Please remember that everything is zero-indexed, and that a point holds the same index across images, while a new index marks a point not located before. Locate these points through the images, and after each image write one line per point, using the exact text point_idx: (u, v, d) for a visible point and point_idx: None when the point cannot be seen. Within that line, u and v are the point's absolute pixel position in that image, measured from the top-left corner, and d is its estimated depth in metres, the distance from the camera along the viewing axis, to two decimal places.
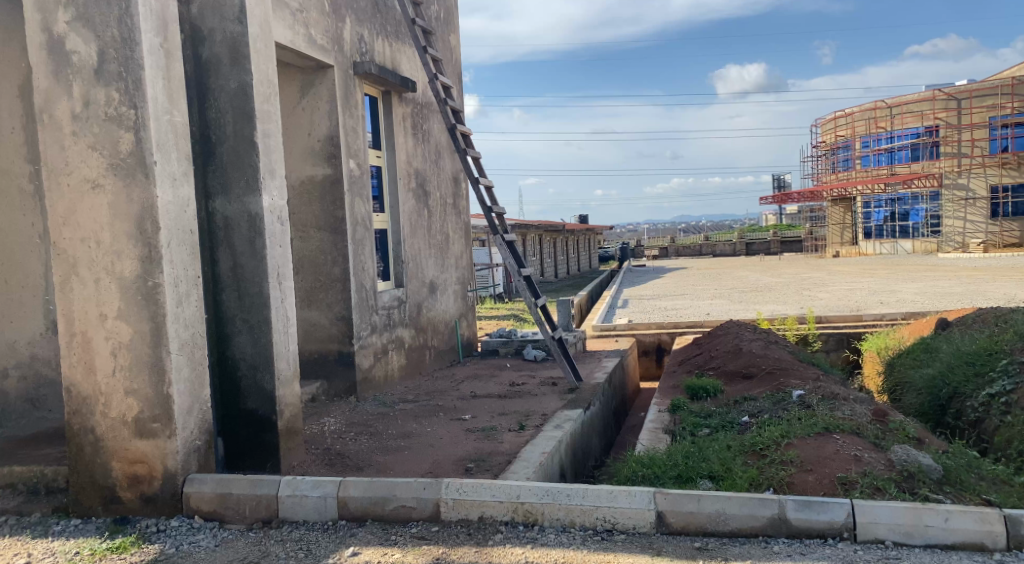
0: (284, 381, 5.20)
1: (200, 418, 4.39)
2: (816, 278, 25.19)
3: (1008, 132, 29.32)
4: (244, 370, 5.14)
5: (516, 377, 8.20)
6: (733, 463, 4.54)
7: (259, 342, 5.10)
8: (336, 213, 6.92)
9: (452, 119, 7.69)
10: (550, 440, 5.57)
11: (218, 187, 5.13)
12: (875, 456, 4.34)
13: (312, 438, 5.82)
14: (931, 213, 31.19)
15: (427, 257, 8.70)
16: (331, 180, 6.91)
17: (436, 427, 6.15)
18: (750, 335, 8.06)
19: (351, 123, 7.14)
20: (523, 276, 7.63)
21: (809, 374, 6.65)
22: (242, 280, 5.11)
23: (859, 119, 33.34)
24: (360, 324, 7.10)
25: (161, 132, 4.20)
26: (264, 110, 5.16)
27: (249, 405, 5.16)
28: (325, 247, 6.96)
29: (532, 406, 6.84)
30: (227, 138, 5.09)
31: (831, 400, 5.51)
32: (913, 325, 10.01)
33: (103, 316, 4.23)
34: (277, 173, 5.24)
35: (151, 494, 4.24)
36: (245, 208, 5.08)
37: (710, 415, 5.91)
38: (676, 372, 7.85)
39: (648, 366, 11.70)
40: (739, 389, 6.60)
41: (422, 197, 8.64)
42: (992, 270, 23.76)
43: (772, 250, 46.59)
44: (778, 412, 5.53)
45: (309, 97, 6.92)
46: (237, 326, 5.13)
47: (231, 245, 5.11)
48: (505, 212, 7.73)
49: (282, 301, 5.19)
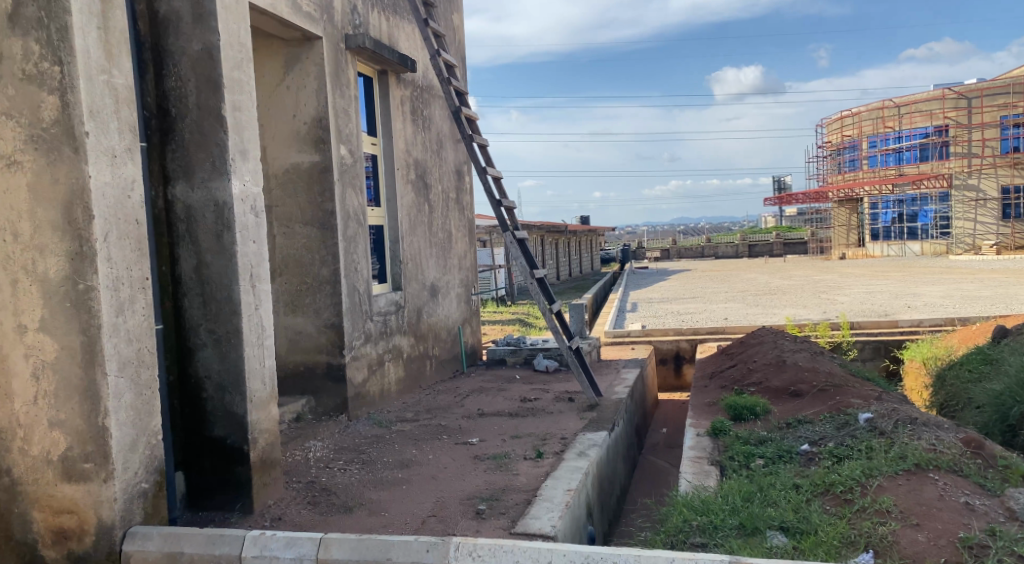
0: (259, 404, 4.32)
1: (147, 454, 3.51)
2: (820, 282, 24.29)
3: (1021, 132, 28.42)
4: (209, 391, 4.27)
5: (527, 391, 7.31)
6: (808, 509, 3.69)
7: (229, 359, 4.23)
8: (325, 206, 6.05)
9: (456, 101, 6.81)
10: (574, 473, 4.70)
11: (178, 170, 4.26)
12: (990, 504, 3.58)
13: (293, 469, 4.94)
14: (941, 214, 30.34)
15: (428, 256, 7.83)
16: (320, 168, 6.03)
17: (440, 455, 5.28)
18: (791, 345, 7.17)
19: (342, 104, 6.26)
20: (536, 277, 6.73)
21: (868, 391, 5.79)
22: (207, 282, 4.24)
23: (866, 118, 32.48)
24: (353, 332, 6.22)
25: (95, 96, 3.33)
26: (235, 78, 4.29)
27: (216, 433, 4.29)
28: (312, 245, 6.08)
29: (548, 427, 5.97)
30: (189, 111, 4.23)
31: (910, 426, 4.69)
32: (961, 332, 9.22)
33: (23, 328, 3.34)
34: (250, 154, 4.37)
35: (81, 554, 3.35)
36: (211, 195, 4.21)
37: (762, 441, 5.06)
38: (709, 388, 6.95)
39: (665, 376, 10.80)
40: (789, 409, 5.73)
41: (422, 190, 7.76)
42: (1002, 273, 22.87)
43: (776, 253, 45.65)
44: (846, 440, 4.69)
45: (294, 74, 6.03)
46: (202, 337, 4.27)
47: (194, 239, 4.25)
48: (517, 206, 6.84)
49: (256, 308, 4.32)
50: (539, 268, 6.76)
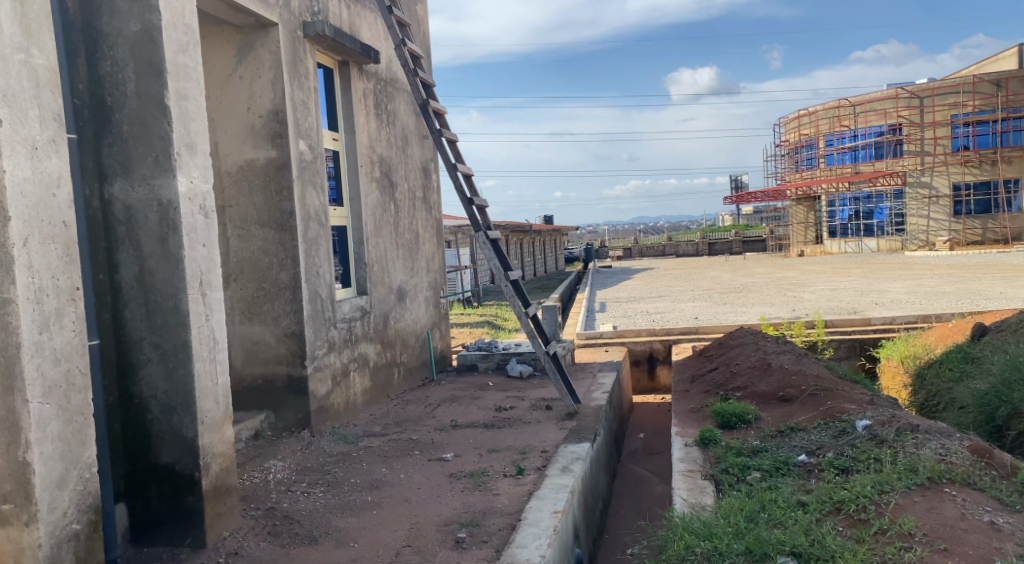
0: (211, 426, 3.89)
1: (78, 490, 3.07)
2: (778, 279, 24.26)
3: (969, 131, 28.81)
4: (155, 412, 3.83)
5: (502, 399, 6.94)
6: (820, 529, 3.39)
7: (176, 377, 3.80)
8: (283, 206, 5.60)
9: (422, 93, 6.41)
10: (560, 493, 4.36)
11: (117, 166, 3.82)
12: (1015, 523, 3.30)
13: (251, 494, 4.51)
14: (896, 211, 30.66)
15: (394, 259, 7.41)
16: (277, 165, 5.60)
17: (413, 473, 4.88)
18: (774, 347, 6.91)
19: (301, 96, 5.82)
20: (511, 280, 6.36)
21: (860, 396, 5.54)
22: (151, 291, 3.81)
23: (823, 118, 32.72)
24: (315, 340, 5.78)
25: (10, 78, 2.89)
26: (180, 63, 3.86)
27: (164, 459, 3.85)
28: (269, 248, 5.64)
29: (526, 439, 5.61)
30: (128, 100, 3.79)
31: (913, 433, 4.41)
32: (939, 330, 9.07)
33: None
34: (199, 148, 3.94)
35: None
36: (155, 194, 3.78)
37: (756, 451, 4.76)
38: (691, 393, 6.65)
39: (639, 378, 10.52)
40: (779, 416, 5.44)
41: (387, 188, 7.35)
42: (953, 269, 23.06)
43: (735, 250, 45.93)
44: (847, 450, 4.42)
45: (247, 63, 5.59)
46: (146, 352, 3.83)
47: (135, 243, 3.82)
48: (488, 205, 6.46)
49: (208, 318, 3.89)
50: (514, 270, 6.39)
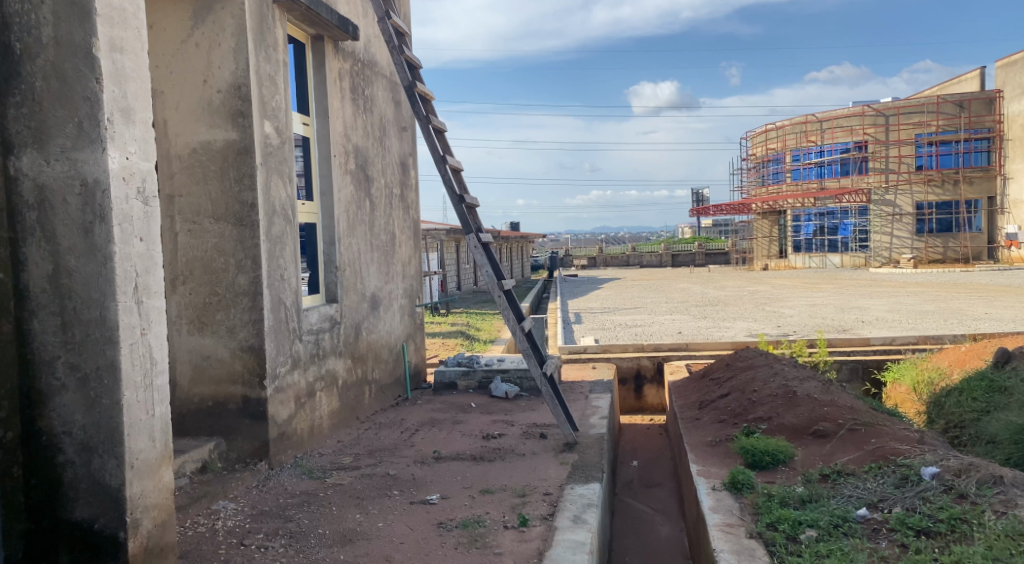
0: (144, 470, 3.03)
1: None
2: (737, 292, 23.70)
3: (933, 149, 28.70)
4: (70, 453, 2.96)
5: (489, 425, 6.11)
6: None
7: (99, 409, 2.94)
8: (243, 197, 4.73)
9: (408, 74, 5.58)
10: (577, 554, 3.60)
11: (27, 134, 2.96)
12: None
13: (194, 549, 3.64)
14: (859, 228, 30.42)
15: (369, 262, 6.57)
16: (236, 149, 4.73)
17: (393, 522, 4.04)
18: (794, 372, 6.18)
19: (268, 70, 4.96)
20: (504, 290, 5.53)
21: (908, 435, 4.80)
22: (70, 296, 2.94)
23: (791, 132, 32.18)
24: (277, 356, 4.91)
25: None
26: (117, 7, 3.00)
27: (79, 514, 2.97)
28: (225, 246, 4.76)
29: (523, 477, 4.81)
30: (44, 49, 2.93)
31: (997, 487, 3.71)
32: (953, 354, 8.45)
33: None
34: (138, 116, 3.07)
35: None
36: (77, 172, 2.92)
37: (805, 502, 3.99)
38: (705, 424, 5.88)
39: (625, 397, 9.78)
40: (818, 457, 4.70)
41: (362, 182, 6.49)
42: (910, 288, 22.79)
43: (699, 262, 45.62)
44: (919, 505, 3.68)
45: (204, 28, 4.72)
46: (61, 377, 2.96)
47: (50, 233, 2.95)
48: (480, 204, 5.61)
49: (144, 334, 3.03)
50: (508, 278, 5.55)
